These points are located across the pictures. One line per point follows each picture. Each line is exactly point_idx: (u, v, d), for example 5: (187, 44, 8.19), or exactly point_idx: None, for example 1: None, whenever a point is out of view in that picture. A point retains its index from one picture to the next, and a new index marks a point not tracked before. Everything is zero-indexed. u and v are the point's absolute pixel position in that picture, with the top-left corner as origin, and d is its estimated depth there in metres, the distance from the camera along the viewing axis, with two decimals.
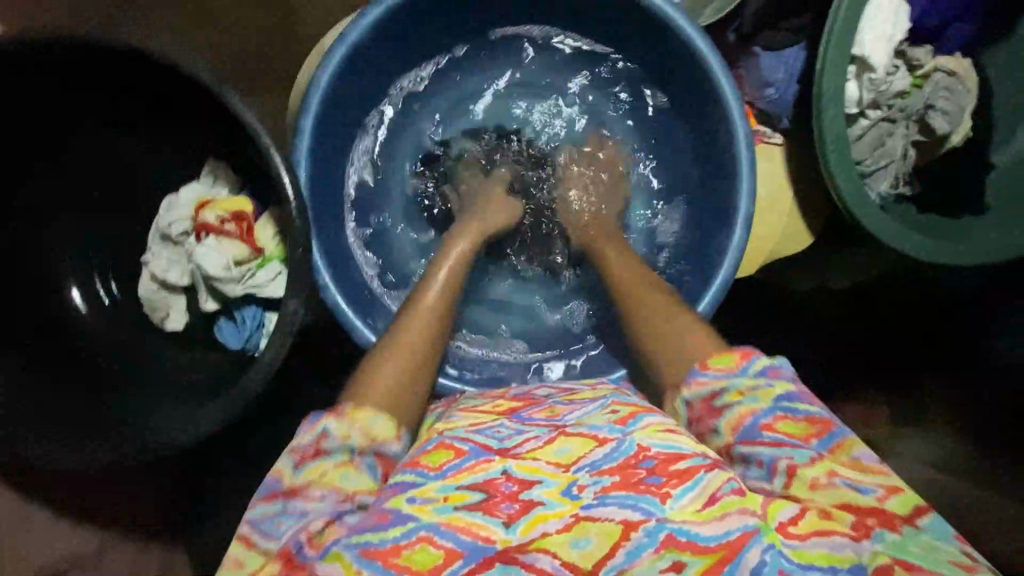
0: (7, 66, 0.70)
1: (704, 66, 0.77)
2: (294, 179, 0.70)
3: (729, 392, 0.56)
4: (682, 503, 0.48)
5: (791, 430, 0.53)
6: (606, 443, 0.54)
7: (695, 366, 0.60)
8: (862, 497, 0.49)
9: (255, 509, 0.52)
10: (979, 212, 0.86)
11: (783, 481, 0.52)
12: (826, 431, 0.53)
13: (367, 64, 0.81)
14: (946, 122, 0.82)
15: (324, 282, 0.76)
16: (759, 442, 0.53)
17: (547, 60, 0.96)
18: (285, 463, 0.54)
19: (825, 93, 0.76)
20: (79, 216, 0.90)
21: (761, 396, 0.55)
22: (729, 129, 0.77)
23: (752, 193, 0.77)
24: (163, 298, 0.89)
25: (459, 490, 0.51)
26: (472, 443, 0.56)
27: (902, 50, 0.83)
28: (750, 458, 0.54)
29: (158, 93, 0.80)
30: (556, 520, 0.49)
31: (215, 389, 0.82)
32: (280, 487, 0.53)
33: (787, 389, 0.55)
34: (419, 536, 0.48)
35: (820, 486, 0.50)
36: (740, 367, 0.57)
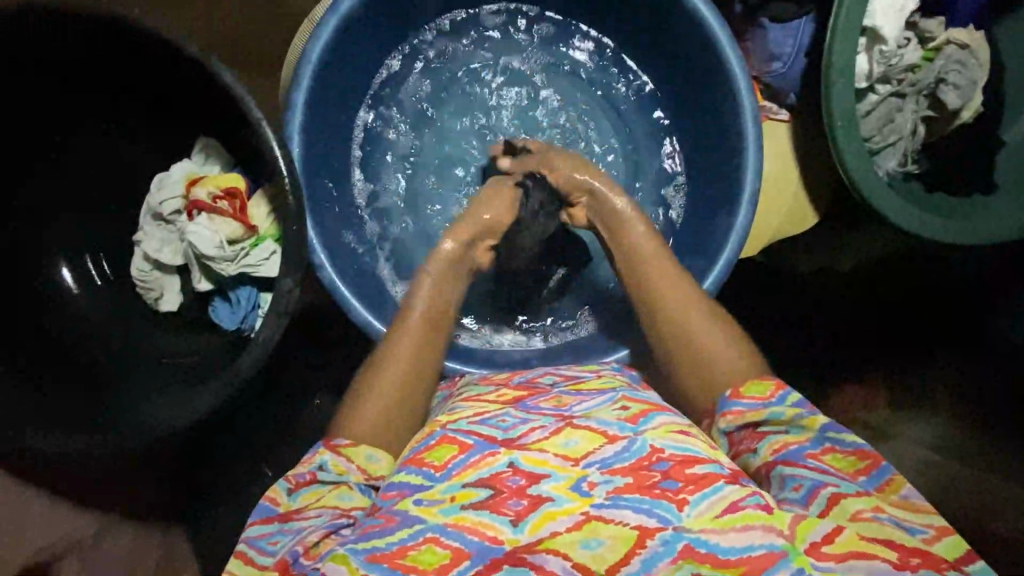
0: (7, 60, 0.74)
1: (709, 37, 0.75)
2: (286, 154, 0.69)
3: (770, 421, 0.59)
4: (700, 509, 0.48)
5: (838, 464, 0.55)
6: (617, 441, 0.53)
7: (726, 394, 0.62)
8: (908, 534, 0.49)
9: (251, 529, 0.55)
10: (988, 190, 0.85)
11: (821, 506, 0.51)
12: (874, 467, 0.55)
13: (360, 35, 0.78)
14: (957, 97, 0.80)
15: (320, 261, 0.75)
16: (803, 466, 0.54)
17: (552, 34, 0.93)
18: (282, 488, 0.57)
19: (834, 66, 0.74)
20: (78, 216, 0.89)
21: (805, 427, 0.58)
22: (734, 103, 0.75)
23: (758, 171, 0.75)
24: (157, 279, 0.87)
25: (465, 489, 0.50)
26: (476, 436, 0.54)
27: (913, 21, 0.80)
28: (790, 480, 0.54)
29: (158, 93, 0.83)
30: (565, 518, 0.48)
31: (207, 373, 0.81)
32: (276, 513, 0.55)
33: (828, 419, 0.58)
34: (426, 537, 0.48)
35: (862, 518, 0.50)
36: (775, 398, 0.59)
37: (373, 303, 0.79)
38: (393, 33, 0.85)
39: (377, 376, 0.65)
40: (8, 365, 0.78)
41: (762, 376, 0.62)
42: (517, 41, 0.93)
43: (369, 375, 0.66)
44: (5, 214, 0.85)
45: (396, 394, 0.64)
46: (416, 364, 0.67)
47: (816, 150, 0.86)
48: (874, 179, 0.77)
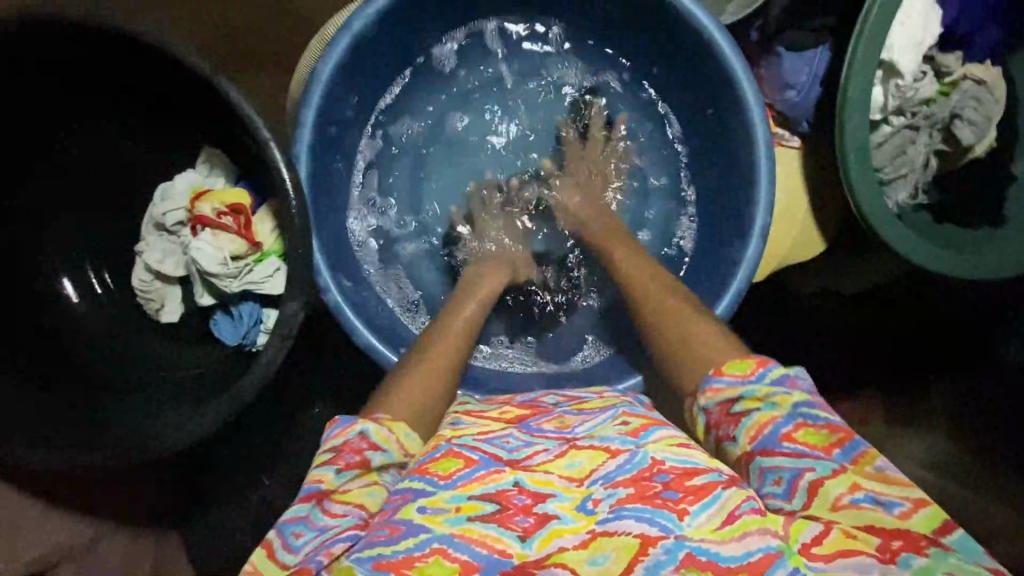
0: (7, 59, 0.70)
1: (724, 66, 0.73)
2: (293, 175, 0.68)
3: (745, 400, 0.56)
4: (700, 520, 0.48)
5: (811, 441, 0.52)
6: (619, 455, 0.53)
7: (708, 373, 0.59)
8: (884, 515, 0.47)
9: (291, 509, 0.53)
10: (998, 223, 0.84)
11: (804, 499, 0.50)
12: (847, 441, 0.51)
13: (371, 53, 0.77)
14: (972, 133, 0.79)
15: (325, 283, 0.74)
16: (778, 454, 0.52)
17: (559, 53, 0.92)
18: (330, 467, 0.55)
19: (850, 99, 0.73)
20: (78, 216, 0.88)
21: (778, 403, 0.54)
22: (749, 134, 0.74)
23: (770, 203, 0.74)
24: (158, 290, 0.86)
25: (470, 501, 0.50)
26: (481, 453, 0.54)
27: (931, 54, 0.80)
28: (770, 475, 0.52)
29: (158, 93, 0.81)
30: (572, 535, 0.48)
31: (207, 394, 0.80)
32: (317, 488, 0.53)
33: (806, 396, 0.55)
34: (433, 547, 0.48)
35: (842, 505, 0.49)
36: (755, 375, 0.56)
37: (377, 325, 0.79)
38: (401, 51, 0.83)
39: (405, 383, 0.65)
40: (8, 365, 0.77)
41: (747, 355, 0.59)
42: (525, 60, 0.92)
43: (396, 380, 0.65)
44: (5, 215, 0.82)
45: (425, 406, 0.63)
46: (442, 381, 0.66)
47: (824, 178, 0.86)
48: (884, 211, 0.77)
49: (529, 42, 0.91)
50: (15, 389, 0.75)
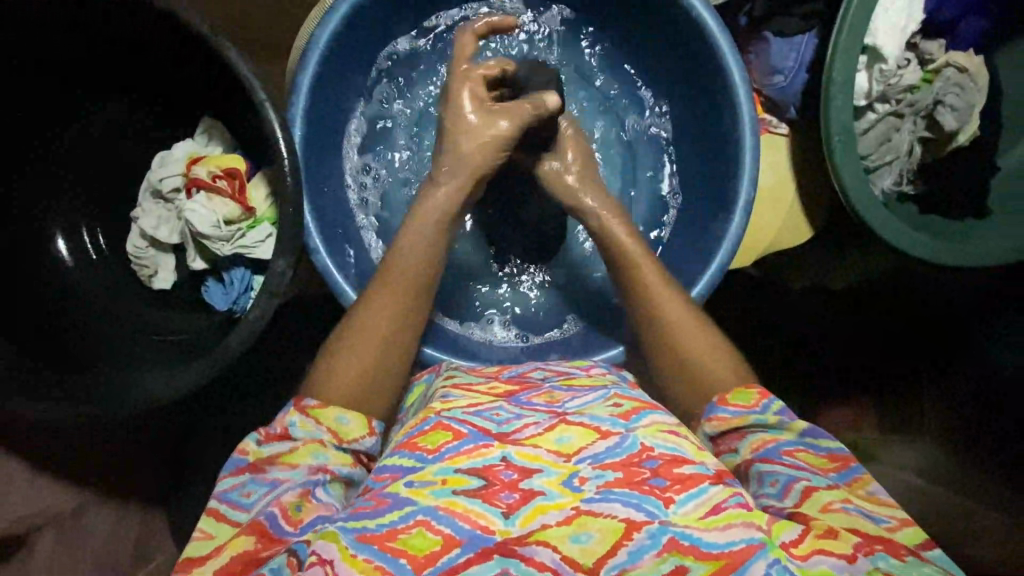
0: (6, 59, 0.77)
1: (712, 44, 0.75)
2: (288, 137, 0.69)
3: (754, 425, 0.59)
4: (687, 508, 0.48)
5: (812, 461, 0.56)
6: (609, 437, 0.53)
7: (713, 400, 0.62)
8: (874, 523, 0.50)
9: (222, 484, 0.55)
10: (983, 216, 0.86)
11: (796, 500, 0.52)
12: (844, 465, 0.56)
13: (367, 26, 0.79)
14: (955, 119, 0.81)
15: (314, 244, 0.75)
16: (778, 463, 0.55)
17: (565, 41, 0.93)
18: (251, 441, 0.57)
19: (834, 80, 0.75)
20: (76, 188, 0.89)
21: (785, 430, 0.59)
22: (735, 114, 0.76)
23: (755, 178, 0.75)
24: (152, 256, 0.88)
25: (457, 475, 0.50)
26: (470, 426, 0.55)
27: (914, 42, 0.82)
28: (766, 477, 0.55)
29: (159, 93, 0.88)
30: (556, 512, 0.48)
31: (190, 354, 0.81)
32: (245, 462, 0.56)
33: (809, 425, 0.59)
34: (417, 520, 0.47)
35: (832, 509, 0.51)
36: (760, 405, 0.60)
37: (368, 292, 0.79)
38: (396, 29, 0.86)
39: (346, 348, 0.63)
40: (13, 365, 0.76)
41: (750, 385, 0.63)
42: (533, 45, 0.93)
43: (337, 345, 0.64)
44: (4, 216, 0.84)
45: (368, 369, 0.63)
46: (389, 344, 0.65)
47: (813, 164, 0.87)
48: (868, 195, 0.78)
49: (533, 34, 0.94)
50: (17, 389, 0.73)
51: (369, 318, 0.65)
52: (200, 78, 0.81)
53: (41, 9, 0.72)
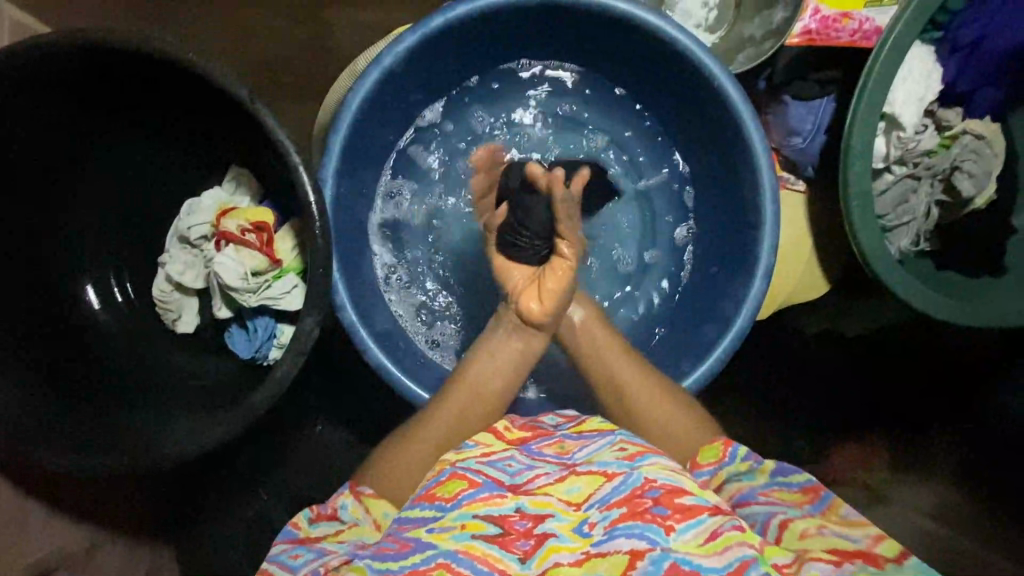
0: (49, 118, 0.79)
1: (736, 116, 0.76)
2: (320, 202, 0.71)
3: (727, 479, 0.61)
4: (686, 536, 0.49)
5: (786, 498, 0.58)
6: (615, 478, 0.53)
7: (687, 463, 0.64)
8: (850, 545, 0.53)
9: (274, 550, 0.59)
10: (998, 274, 0.86)
11: (776, 535, 0.56)
12: (816, 495, 0.58)
13: (396, 90, 0.80)
14: (971, 185, 0.82)
15: (341, 301, 0.76)
16: (755, 503, 0.58)
17: (596, 104, 0.93)
18: (305, 516, 0.62)
19: (853, 149, 0.76)
20: (105, 233, 0.91)
21: (757, 473, 0.61)
22: (757, 183, 0.77)
23: (775, 244, 0.77)
24: (176, 301, 0.89)
25: (474, 520, 0.51)
26: (485, 476, 0.55)
27: (931, 109, 0.83)
28: (747, 521, 0.57)
29: (188, 144, 0.90)
30: (568, 553, 0.49)
31: (218, 402, 0.83)
32: (297, 535, 0.60)
33: (778, 463, 0.61)
34: (438, 563, 0.49)
35: (808, 536, 0.54)
36: (726, 456, 0.63)
37: (389, 347, 0.81)
38: (424, 92, 0.86)
39: (398, 449, 0.65)
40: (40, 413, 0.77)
41: (713, 437, 0.66)
42: (562, 103, 0.94)
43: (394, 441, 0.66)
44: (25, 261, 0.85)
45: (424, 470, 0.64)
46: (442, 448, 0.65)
47: (828, 223, 0.88)
48: (887, 255, 0.79)
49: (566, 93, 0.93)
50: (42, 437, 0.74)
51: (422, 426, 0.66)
52: (235, 133, 0.84)
53: (88, 71, 0.74)
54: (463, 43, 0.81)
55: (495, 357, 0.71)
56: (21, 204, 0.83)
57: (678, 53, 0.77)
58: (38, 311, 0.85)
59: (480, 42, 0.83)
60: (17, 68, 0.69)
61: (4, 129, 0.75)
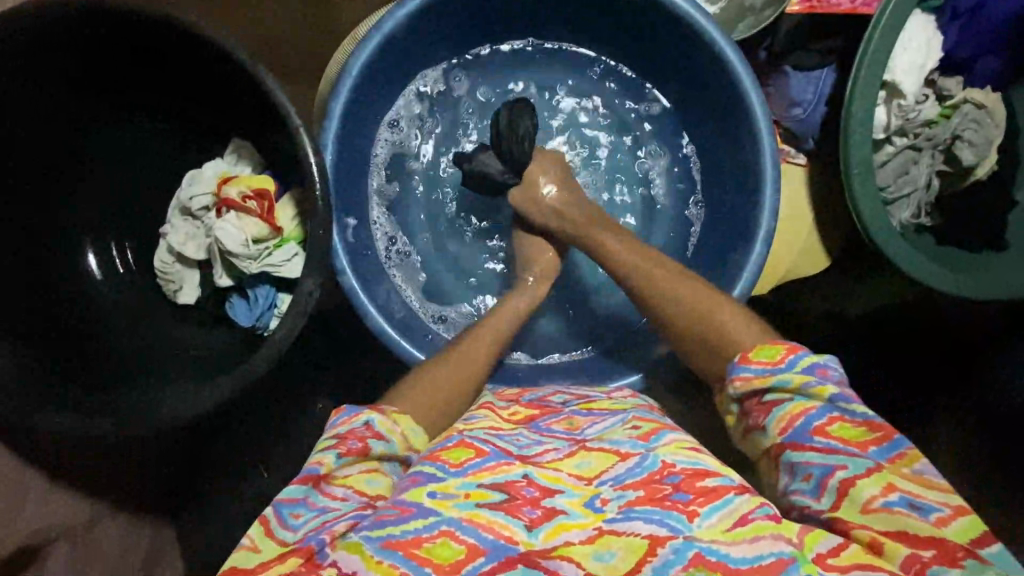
0: (48, 85, 0.79)
1: (736, 83, 0.77)
2: (319, 162, 0.71)
3: (776, 390, 0.55)
4: (711, 521, 0.47)
5: (845, 436, 0.51)
6: (629, 458, 0.53)
7: (735, 359, 0.59)
8: (919, 518, 0.46)
9: (283, 492, 0.51)
10: (1000, 249, 0.86)
11: (832, 499, 0.49)
12: (887, 438, 0.50)
13: (399, 55, 0.81)
14: (973, 154, 0.82)
15: (341, 266, 0.76)
16: (810, 449, 0.51)
17: (597, 77, 0.94)
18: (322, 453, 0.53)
19: (854, 115, 0.76)
20: (107, 206, 0.92)
21: (813, 395, 0.53)
22: (756, 149, 0.77)
23: (775, 210, 0.77)
24: (178, 272, 0.89)
25: (480, 489, 0.50)
26: (491, 446, 0.55)
27: (931, 79, 0.84)
28: (799, 469, 0.52)
29: (189, 115, 0.90)
30: (578, 531, 0.48)
31: (220, 371, 0.83)
32: (315, 472, 0.52)
33: (837, 389, 0.53)
34: (441, 530, 0.46)
35: (872, 509, 0.47)
36: (784, 363, 0.55)
37: (392, 316, 0.81)
38: (427, 62, 0.87)
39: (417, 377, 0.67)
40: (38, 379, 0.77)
41: (776, 342, 0.58)
42: (563, 76, 0.94)
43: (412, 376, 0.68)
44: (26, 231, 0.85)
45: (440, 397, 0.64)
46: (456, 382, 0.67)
47: (830, 195, 0.88)
48: (888, 225, 0.79)
49: (565, 67, 0.94)
50: (41, 402, 0.74)
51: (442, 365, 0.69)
52: (235, 101, 0.84)
53: (88, 37, 0.75)
54: (463, 10, 0.82)
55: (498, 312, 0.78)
56: (21, 204, 0.84)
57: (679, 21, 0.77)
58: (38, 311, 0.83)
59: (481, 9, 0.83)
60: (20, 40, 0.70)
61: (5, 129, 0.78)
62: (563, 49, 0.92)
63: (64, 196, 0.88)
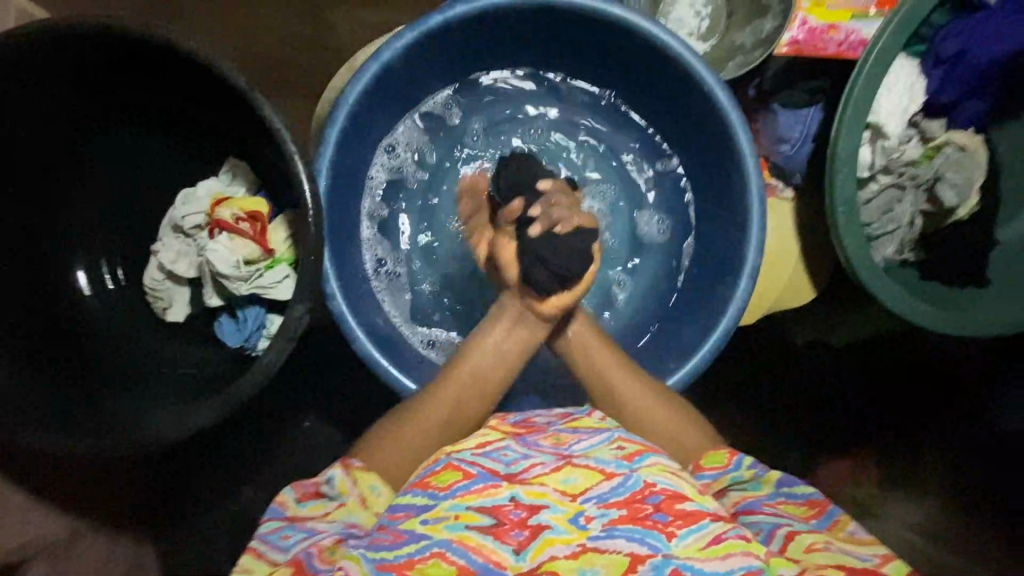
0: (49, 102, 0.79)
1: (724, 122, 0.78)
2: (313, 189, 0.72)
3: (731, 484, 0.65)
4: (688, 540, 0.49)
5: (791, 511, 0.61)
6: (614, 478, 0.53)
7: (692, 468, 0.67)
8: (856, 562, 0.56)
9: (263, 526, 0.59)
10: (984, 284, 0.87)
11: (780, 545, 0.59)
12: (822, 509, 0.61)
13: (395, 84, 0.82)
14: (955, 195, 0.84)
15: (331, 290, 0.77)
16: (760, 513, 0.61)
17: (587, 104, 0.95)
18: (291, 495, 0.61)
19: (839, 155, 0.78)
20: (99, 222, 0.92)
21: (762, 483, 0.64)
22: (744, 185, 0.79)
23: (761, 245, 0.78)
24: (168, 289, 0.89)
25: (468, 511, 0.51)
26: (480, 467, 0.54)
27: (915, 121, 0.87)
28: (752, 526, 0.60)
29: (186, 134, 0.91)
30: (563, 545, 0.49)
31: (207, 389, 0.83)
32: (284, 515, 0.60)
33: (783, 474, 0.64)
34: (433, 551, 0.49)
35: (814, 549, 0.57)
36: (732, 464, 0.65)
37: (383, 342, 0.82)
38: (423, 90, 0.89)
39: (404, 425, 0.67)
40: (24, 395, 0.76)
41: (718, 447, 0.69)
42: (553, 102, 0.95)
43: (398, 416, 0.68)
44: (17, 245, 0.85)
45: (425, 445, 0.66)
46: (440, 428, 0.68)
47: (816, 229, 0.90)
48: (871, 262, 0.80)
49: (558, 96, 0.95)
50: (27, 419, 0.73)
51: (427, 408, 0.68)
52: (233, 123, 0.85)
53: (90, 58, 0.76)
54: (459, 41, 0.83)
55: (495, 347, 0.73)
56: (22, 204, 0.84)
57: (671, 58, 0.78)
58: (38, 311, 0.85)
59: (479, 42, 0.85)
60: (28, 55, 0.71)
61: (5, 128, 0.77)
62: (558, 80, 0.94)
63: (66, 195, 0.88)
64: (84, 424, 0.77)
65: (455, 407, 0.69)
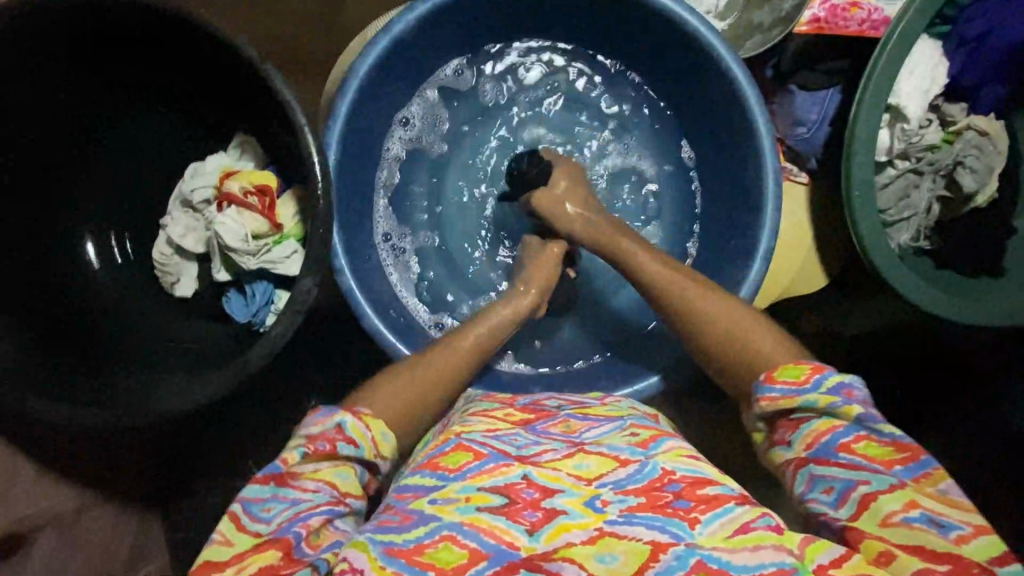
0: (57, 74, 0.79)
1: (741, 101, 0.77)
2: (323, 162, 0.71)
3: (803, 408, 0.55)
4: (712, 528, 0.47)
5: (872, 455, 0.51)
6: (629, 465, 0.52)
7: (761, 378, 0.59)
8: (938, 537, 0.46)
9: (248, 488, 0.51)
10: (998, 274, 0.86)
11: (851, 511, 0.50)
12: (914, 457, 0.50)
13: (407, 58, 0.81)
14: (974, 181, 0.82)
15: (339, 265, 0.76)
16: (833, 464, 0.52)
17: (601, 83, 0.94)
18: (293, 448, 0.52)
19: (858, 136, 0.77)
20: (107, 196, 0.91)
21: (841, 413, 0.53)
22: (759, 167, 0.78)
23: (775, 228, 0.77)
24: (175, 264, 0.89)
25: (480, 492, 0.50)
26: (491, 447, 0.54)
27: (936, 104, 0.85)
28: (820, 482, 0.52)
29: (195, 108, 0.90)
30: (579, 531, 0.47)
31: (213, 365, 0.84)
32: (276, 471, 0.51)
33: (865, 409, 0.53)
34: (443, 535, 0.47)
35: (892, 522, 0.47)
36: (810, 383, 0.55)
37: (392, 319, 0.81)
38: (435, 65, 0.88)
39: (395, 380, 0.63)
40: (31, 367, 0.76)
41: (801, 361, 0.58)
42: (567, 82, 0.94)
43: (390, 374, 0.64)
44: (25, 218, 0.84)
45: (422, 400, 0.62)
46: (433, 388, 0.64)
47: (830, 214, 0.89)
48: (887, 249, 0.79)
49: (574, 74, 0.94)
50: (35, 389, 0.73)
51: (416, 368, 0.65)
52: (241, 96, 0.84)
53: (97, 27, 0.75)
54: (470, 15, 0.82)
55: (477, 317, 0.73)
56: (21, 204, 0.84)
57: (686, 36, 0.78)
58: (38, 310, 0.83)
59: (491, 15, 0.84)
60: (35, 24, 0.70)
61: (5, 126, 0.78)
62: (573, 59, 0.93)
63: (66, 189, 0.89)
64: (92, 396, 0.77)
65: (446, 366, 0.67)
